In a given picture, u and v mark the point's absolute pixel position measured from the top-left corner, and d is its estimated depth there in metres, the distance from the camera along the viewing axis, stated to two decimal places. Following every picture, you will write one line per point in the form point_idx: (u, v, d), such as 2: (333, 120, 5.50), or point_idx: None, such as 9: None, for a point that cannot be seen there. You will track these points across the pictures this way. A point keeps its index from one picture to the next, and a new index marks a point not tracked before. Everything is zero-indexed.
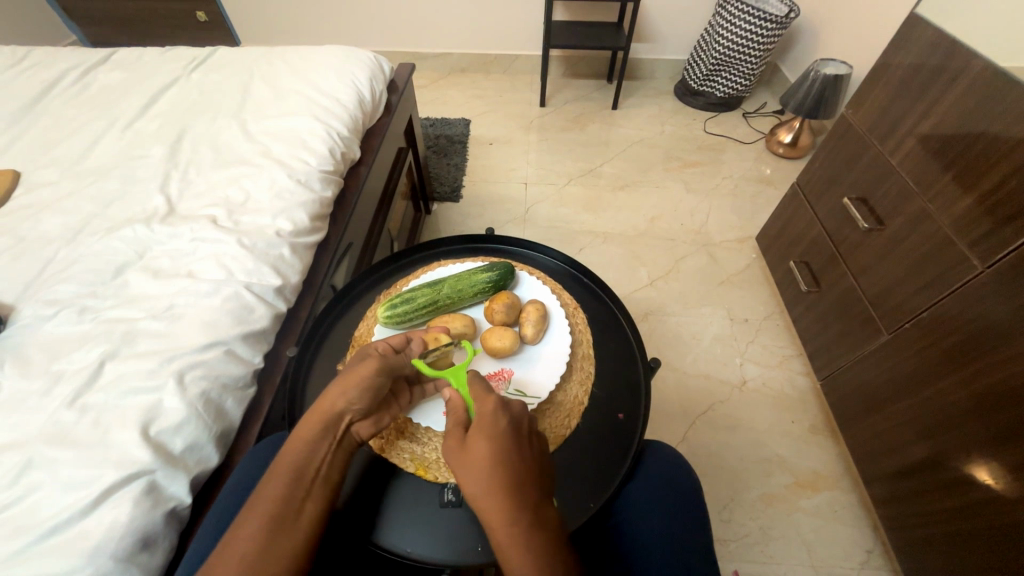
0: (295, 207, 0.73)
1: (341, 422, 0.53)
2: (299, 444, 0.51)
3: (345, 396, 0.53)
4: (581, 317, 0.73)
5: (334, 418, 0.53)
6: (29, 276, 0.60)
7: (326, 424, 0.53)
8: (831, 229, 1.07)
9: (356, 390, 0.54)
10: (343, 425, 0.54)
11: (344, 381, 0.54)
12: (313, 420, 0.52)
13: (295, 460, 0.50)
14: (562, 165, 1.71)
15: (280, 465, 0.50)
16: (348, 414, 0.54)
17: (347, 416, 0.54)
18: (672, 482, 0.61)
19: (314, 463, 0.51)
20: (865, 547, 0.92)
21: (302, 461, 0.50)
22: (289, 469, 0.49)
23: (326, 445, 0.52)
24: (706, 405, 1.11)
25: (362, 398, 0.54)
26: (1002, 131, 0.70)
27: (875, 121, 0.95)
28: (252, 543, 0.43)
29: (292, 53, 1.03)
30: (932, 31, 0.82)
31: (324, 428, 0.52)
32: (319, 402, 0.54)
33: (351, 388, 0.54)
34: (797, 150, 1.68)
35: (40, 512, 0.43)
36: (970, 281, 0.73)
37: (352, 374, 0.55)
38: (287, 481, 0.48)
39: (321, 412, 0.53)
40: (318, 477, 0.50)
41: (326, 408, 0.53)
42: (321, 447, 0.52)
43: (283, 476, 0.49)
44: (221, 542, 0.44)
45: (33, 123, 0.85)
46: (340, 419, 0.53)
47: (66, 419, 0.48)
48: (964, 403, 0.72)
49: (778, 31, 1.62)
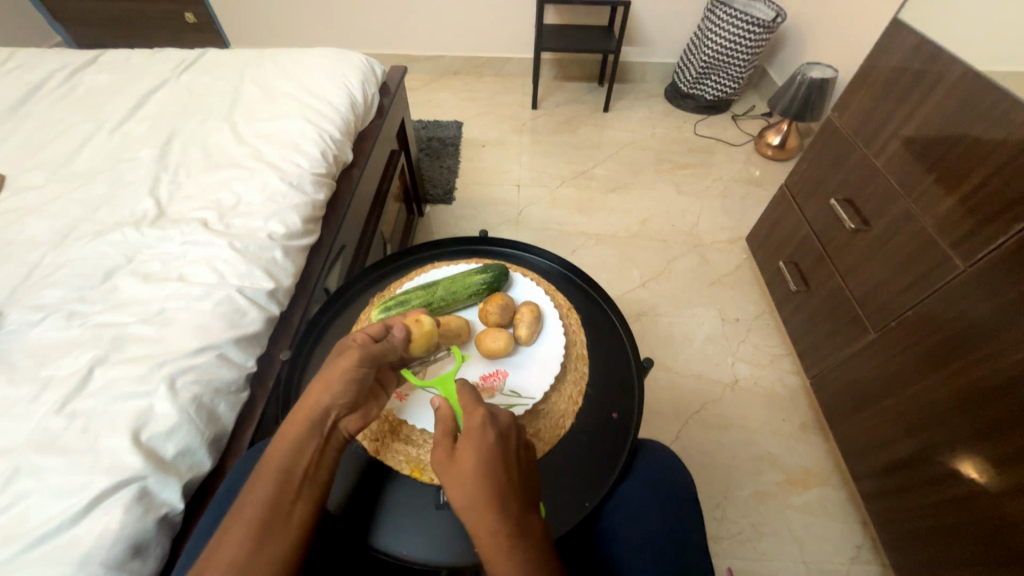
0: (287, 209, 0.73)
1: (326, 419, 0.53)
2: (285, 444, 0.51)
3: (330, 391, 0.53)
4: (574, 317, 0.74)
5: (320, 416, 0.53)
6: (14, 280, 0.59)
7: (311, 423, 0.52)
8: (818, 230, 1.09)
9: (340, 385, 0.54)
10: (330, 422, 0.53)
11: (327, 375, 0.54)
12: (298, 420, 0.52)
13: (282, 460, 0.49)
14: (554, 167, 1.72)
15: (268, 467, 0.49)
16: (333, 410, 0.54)
17: (333, 412, 0.54)
18: (665, 482, 0.61)
19: (302, 462, 0.50)
20: (855, 542, 0.93)
21: (288, 461, 0.50)
22: (276, 471, 0.49)
23: (313, 443, 0.52)
24: (698, 404, 1.12)
25: (347, 392, 0.54)
26: (982, 133, 0.71)
27: (860, 124, 0.96)
28: (242, 547, 0.43)
29: (283, 55, 1.02)
30: (915, 35, 0.83)
31: (309, 427, 0.52)
32: (304, 401, 0.53)
33: (335, 383, 0.54)
34: (785, 152, 1.71)
35: (29, 520, 0.42)
36: (953, 279, 0.74)
37: (334, 368, 0.54)
38: (275, 484, 0.48)
39: (306, 410, 0.53)
40: (305, 476, 0.50)
41: (311, 406, 0.53)
42: (307, 447, 0.51)
43: (271, 479, 0.48)
44: (210, 546, 0.43)
45: (19, 125, 0.84)
46: (326, 416, 0.53)
47: (55, 425, 0.47)
48: (949, 399, 0.73)
49: (765, 35, 1.65)
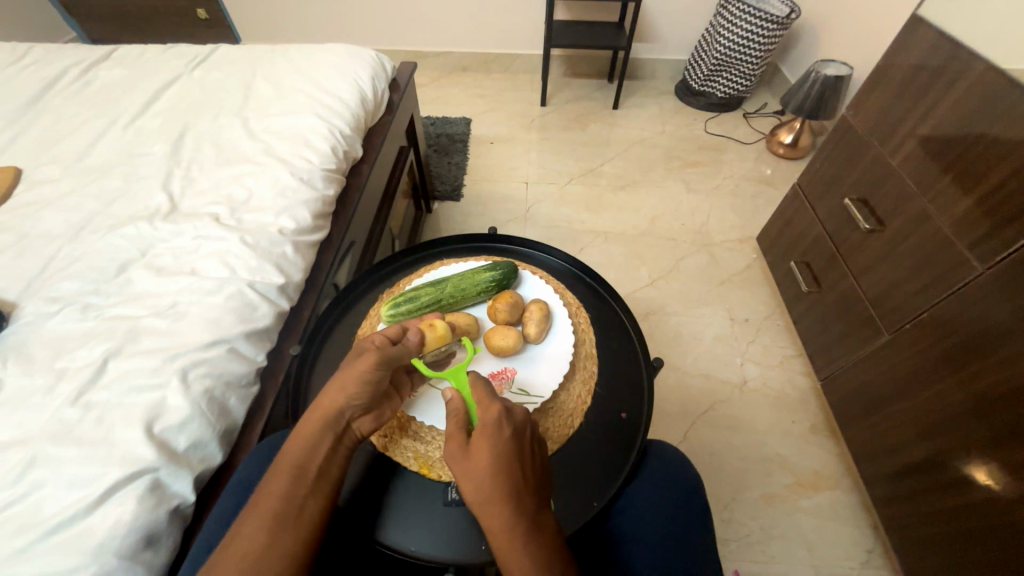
0: (298, 205, 0.73)
1: (341, 418, 0.53)
2: (300, 440, 0.51)
3: (345, 393, 0.53)
4: (584, 315, 0.73)
5: (335, 416, 0.53)
6: (31, 274, 0.60)
7: (327, 421, 0.52)
8: (832, 230, 1.07)
9: (356, 387, 0.54)
10: (344, 422, 0.54)
11: (344, 377, 0.54)
12: (314, 418, 0.52)
13: (298, 456, 0.50)
14: (563, 165, 1.71)
15: (283, 463, 0.50)
16: (347, 410, 0.54)
17: (348, 412, 0.54)
18: (674, 482, 0.61)
19: (316, 459, 0.51)
20: (865, 546, 0.93)
21: (303, 458, 0.50)
22: (291, 466, 0.49)
23: (328, 441, 0.52)
24: (706, 404, 1.11)
25: (362, 394, 0.54)
26: (1002, 133, 0.70)
27: (875, 122, 0.95)
28: (258, 541, 0.44)
29: (293, 51, 1.02)
30: (933, 32, 0.82)
31: (325, 425, 0.52)
32: (320, 400, 0.54)
33: (351, 384, 0.53)
34: (798, 150, 1.69)
35: (44, 510, 0.43)
36: (969, 282, 0.73)
37: (351, 370, 0.54)
38: (289, 479, 0.48)
39: (322, 409, 0.53)
40: (319, 473, 0.50)
41: (327, 405, 0.53)
42: (322, 445, 0.52)
43: (285, 474, 0.49)
44: (225, 540, 0.44)
45: (35, 120, 0.85)
46: (341, 416, 0.53)
47: (70, 416, 0.48)
48: (964, 404, 0.72)
49: (779, 32, 1.63)
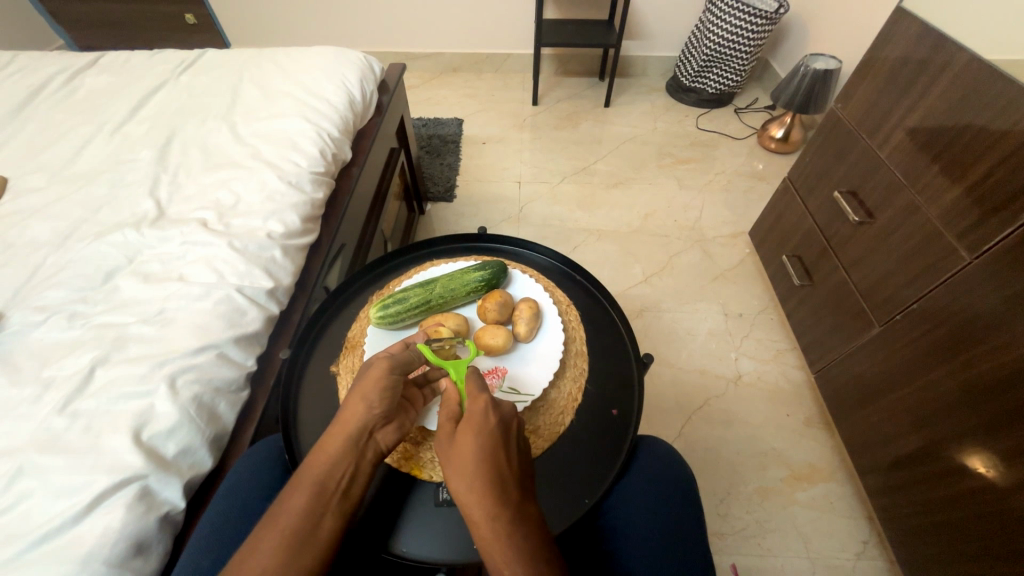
0: (286, 208, 0.73)
1: (365, 433, 0.52)
2: (322, 458, 0.50)
3: (366, 402, 0.53)
4: (574, 313, 0.74)
5: (358, 431, 0.52)
6: (17, 282, 0.60)
7: (349, 440, 0.51)
8: (822, 223, 1.07)
9: (376, 394, 0.53)
10: (366, 433, 0.53)
11: (363, 385, 0.54)
12: (337, 432, 0.52)
13: (320, 473, 0.49)
14: (555, 163, 1.71)
15: (304, 478, 0.49)
16: (370, 423, 0.53)
17: (369, 424, 0.53)
18: (665, 475, 0.61)
19: (336, 477, 0.49)
20: (861, 538, 0.93)
21: (324, 475, 0.49)
22: (312, 482, 0.48)
23: (351, 456, 0.51)
24: (701, 400, 1.11)
25: (383, 402, 0.54)
26: (987, 123, 0.70)
27: (864, 114, 0.95)
28: (272, 558, 0.42)
29: (281, 54, 1.02)
30: (919, 23, 0.82)
31: (349, 444, 0.51)
32: (343, 414, 0.53)
33: (371, 393, 0.53)
34: (789, 145, 1.69)
35: (32, 520, 0.43)
36: (958, 271, 0.74)
37: (368, 380, 0.54)
38: (310, 494, 0.47)
39: (343, 424, 0.52)
40: (340, 490, 0.49)
41: (348, 418, 0.52)
42: (344, 463, 0.50)
43: (307, 488, 0.48)
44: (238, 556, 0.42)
45: (20, 128, 0.84)
46: (362, 429, 0.52)
47: (58, 425, 0.48)
48: (957, 393, 0.72)
49: (767, 27, 1.63)
